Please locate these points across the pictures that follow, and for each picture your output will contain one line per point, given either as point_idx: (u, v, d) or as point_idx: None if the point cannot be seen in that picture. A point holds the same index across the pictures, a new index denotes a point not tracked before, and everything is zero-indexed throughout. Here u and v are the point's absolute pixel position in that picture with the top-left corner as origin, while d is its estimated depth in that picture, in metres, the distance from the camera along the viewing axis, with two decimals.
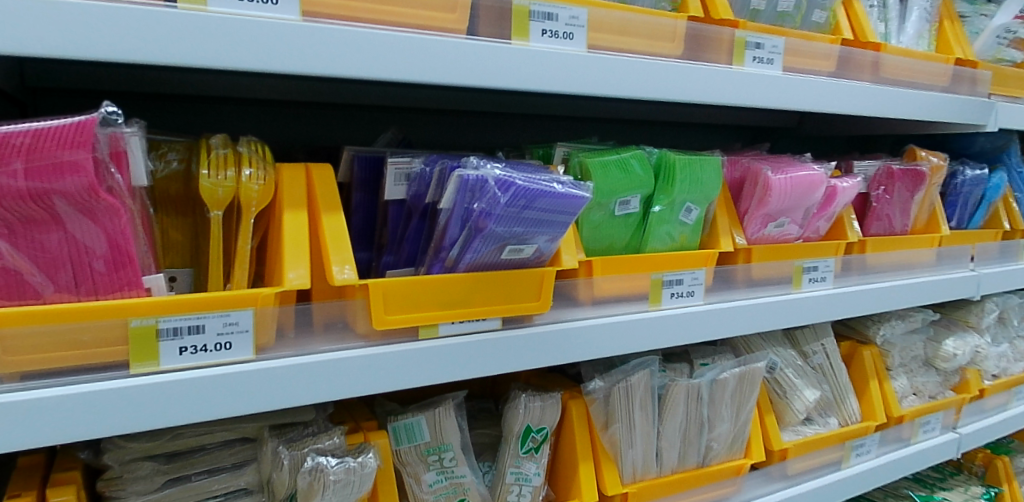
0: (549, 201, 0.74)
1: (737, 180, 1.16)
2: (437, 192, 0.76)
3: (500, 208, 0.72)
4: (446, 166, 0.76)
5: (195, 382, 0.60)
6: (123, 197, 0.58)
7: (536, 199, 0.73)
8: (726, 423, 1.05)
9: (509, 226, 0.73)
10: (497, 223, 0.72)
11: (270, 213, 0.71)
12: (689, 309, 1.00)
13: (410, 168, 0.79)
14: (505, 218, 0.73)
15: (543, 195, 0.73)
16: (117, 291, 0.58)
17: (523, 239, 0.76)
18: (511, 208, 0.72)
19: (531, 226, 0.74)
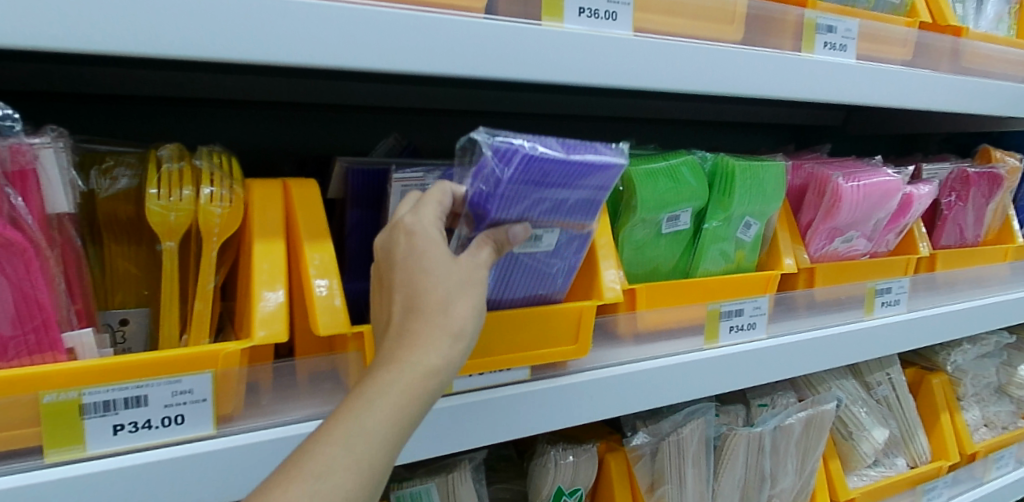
0: (571, 170, 0.54)
1: (798, 189, 1.00)
2: None
3: (504, 184, 0.52)
4: None
5: (133, 472, 0.46)
6: (34, 231, 0.44)
7: (551, 171, 0.54)
8: (790, 477, 0.89)
9: (520, 209, 0.54)
10: (503, 207, 0.53)
11: (239, 241, 0.56)
12: (750, 346, 0.84)
13: (423, 185, 0.64)
14: (513, 196, 0.53)
15: (561, 164, 0.54)
16: (24, 356, 0.44)
17: (541, 224, 0.57)
18: (522, 183, 0.53)
19: (549, 208, 0.56)
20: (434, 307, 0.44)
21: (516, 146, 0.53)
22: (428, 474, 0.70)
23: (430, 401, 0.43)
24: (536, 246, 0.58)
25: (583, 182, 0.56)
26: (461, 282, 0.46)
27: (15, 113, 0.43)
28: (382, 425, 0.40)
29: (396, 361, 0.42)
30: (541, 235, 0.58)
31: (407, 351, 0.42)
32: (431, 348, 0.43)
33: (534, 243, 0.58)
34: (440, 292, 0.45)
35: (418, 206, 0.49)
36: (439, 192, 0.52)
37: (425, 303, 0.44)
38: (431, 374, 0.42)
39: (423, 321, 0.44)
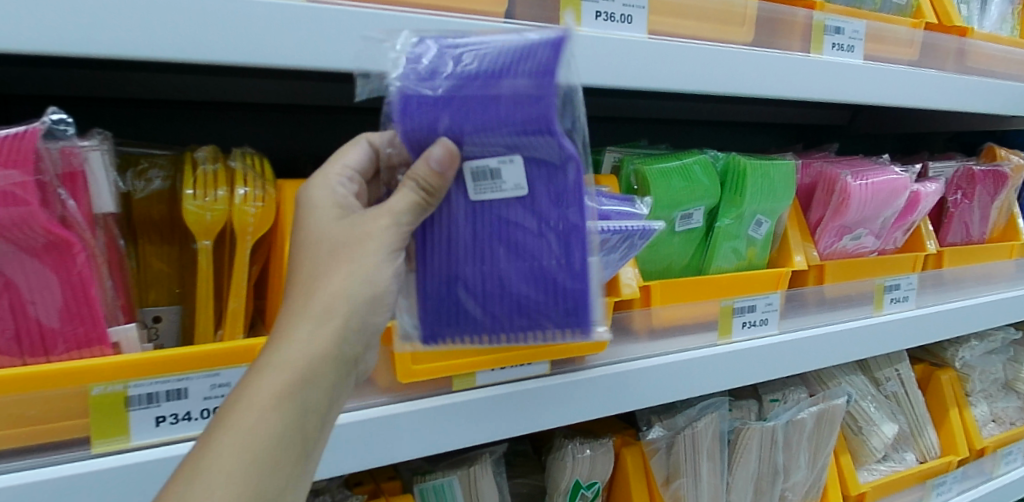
0: (499, 74, 0.47)
1: (808, 187, 1.02)
2: None
3: (407, 87, 0.47)
4: None
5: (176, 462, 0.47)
6: (83, 230, 0.46)
7: (474, 76, 0.47)
8: (802, 470, 0.91)
9: (434, 118, 0.47)
10: (410, 116, 0.47)
11: (271, 240, 0.58)
12: (763, 341, 0.86)
13: None
14: (426, 104, 0.47)
15: (487, 65, 0.47)
16: (73, 350, 0.45)
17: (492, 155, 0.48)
18: (433, 91, 0.47)
19: (478, 119, 0.47)
20: (327, 259, 0.44)
21: (432, 46, 0.48)
22: (450, 466, 0.71)
23: (305, 389, 0.41)
24: (496, 187, 0.49)
25: (515, 82, 0.47)
26: (331, 255, 0.45)
27: (70, 119, 0.44)
28: (256, 433, 0.39)
29: (258, 364, 0.42)
30: (494, 166, 0.48)
31: (302, 308, 0.43)
32: (325, 298, 0.43)
33: (492, 186, 0.49)
34: (335, 243, 0.45)
35: (323, 169, 0.49)
36: (351, 148, 0.51)
37: (288, 300, 0.44)
38: (292, 362, 0.41)
39: (320, 272, 0.44)
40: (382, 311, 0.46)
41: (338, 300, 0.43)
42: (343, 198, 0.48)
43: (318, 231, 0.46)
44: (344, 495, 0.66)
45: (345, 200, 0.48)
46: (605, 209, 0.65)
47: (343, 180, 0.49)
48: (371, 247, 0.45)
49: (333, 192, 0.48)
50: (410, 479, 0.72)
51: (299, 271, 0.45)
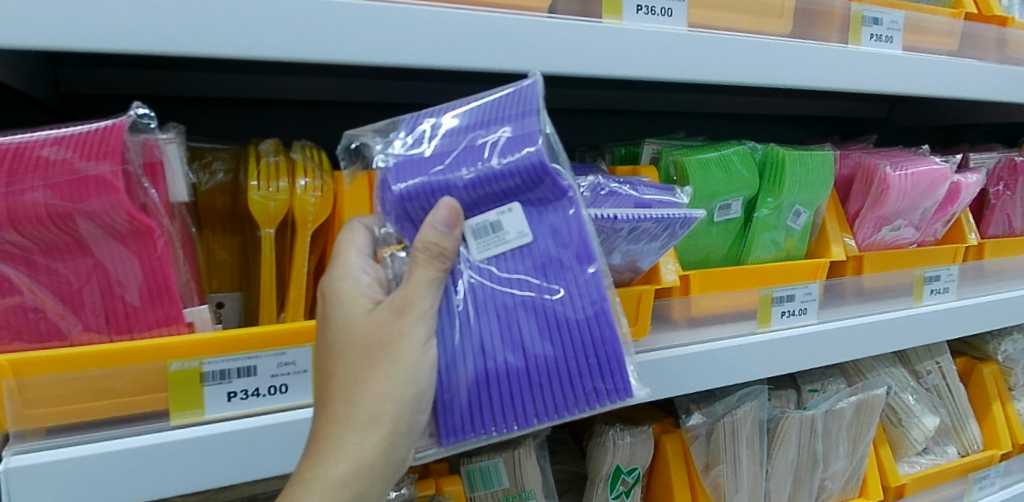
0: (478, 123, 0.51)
1: (846, 178, 1.02)
2: None
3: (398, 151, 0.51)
4: None
5: (247, 436, 0.50)
6: (161, 217, 0.49)
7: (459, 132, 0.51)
8: (842, 460, 0.91)
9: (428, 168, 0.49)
10: (401, 172, 0.49)
11: (328, 229, 0.61)
12: (803, 330, 0.87)
13: None
14: (412, 165, 0.49)
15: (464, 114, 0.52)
16: (155, 327, 0.48)
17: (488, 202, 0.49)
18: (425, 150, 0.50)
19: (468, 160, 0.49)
20: (362, 363, 0.45)
21: (421, 114, 0.53)
22: (495, 449, 0.73)
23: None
24: (499, 240, 0.49)
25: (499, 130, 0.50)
26: (369, 362, 0.45)
27: (152, 112, 0.47)
28: None
29: (305, 472, 0.44)
30: (495, 220, 0.48)
31: (347, 416, 0.45)
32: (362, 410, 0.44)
33: (496, 240, 0.49)
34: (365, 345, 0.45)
35: (340, 258, 0.49)
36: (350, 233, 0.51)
37: (330, 408, 0.45)
38: (336, 485, 0.43)
39: (361, 376, 0.45)
40: (427, 402, 0.47)
41: (379, 403, 0.45)
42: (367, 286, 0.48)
43: (345, 333, 0.46)
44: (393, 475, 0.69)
45: (369, 291, 0.47)
46: (645, 197, 0.66)
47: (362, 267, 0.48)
48: (406, 348, 0.45)
49: (353, 287, 0.47)
50: (456, 462, 0.74)
51: (335, 387, 0.46)
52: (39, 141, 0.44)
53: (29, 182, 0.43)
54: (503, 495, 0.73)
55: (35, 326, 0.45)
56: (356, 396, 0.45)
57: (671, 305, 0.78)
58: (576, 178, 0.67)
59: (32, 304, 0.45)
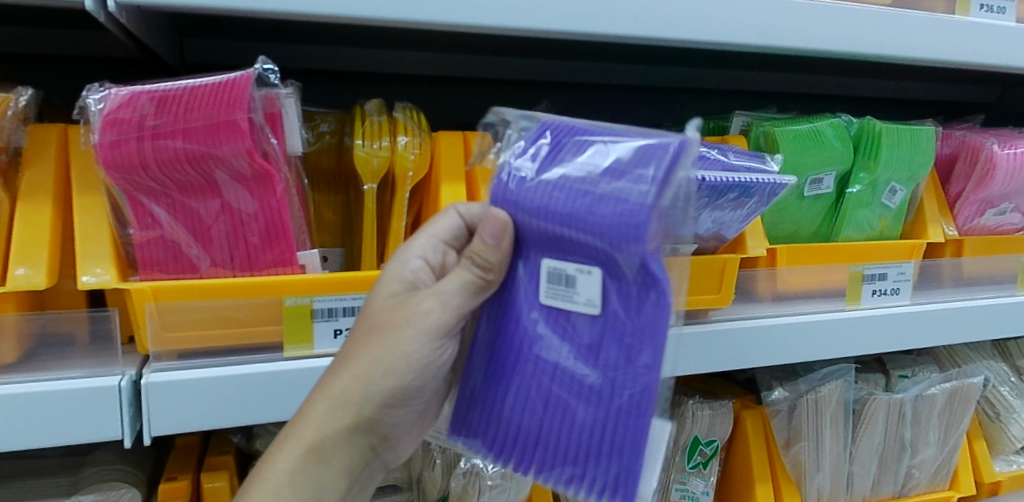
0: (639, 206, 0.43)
1: (948, 158, 0.97)
2: None
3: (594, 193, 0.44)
4: None
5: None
6: (279, 165, 0.52)
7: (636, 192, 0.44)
8: (931, 448, 0.88)
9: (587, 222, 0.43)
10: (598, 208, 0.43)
11: (425, 186, 0.64)
12: (894, 311, 0.84)
13: None
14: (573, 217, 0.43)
15: (632, 169, 0.44)
16: (272, 267, 0.52)
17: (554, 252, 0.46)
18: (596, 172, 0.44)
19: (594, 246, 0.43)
20: (374, 334, 0.47)
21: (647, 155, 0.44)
22: None
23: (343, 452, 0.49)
24: (568, 296, 0.46)
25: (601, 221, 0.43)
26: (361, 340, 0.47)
27: (276, 68, 0.52)
28: None
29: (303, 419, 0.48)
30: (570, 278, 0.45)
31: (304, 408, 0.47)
32: (329, 395, 0.46)
33: (565, 293, 0.46)
34: (374, 323, 0.47)
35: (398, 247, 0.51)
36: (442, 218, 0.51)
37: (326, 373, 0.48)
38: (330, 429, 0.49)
39: (358, 350, 0.47)
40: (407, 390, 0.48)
41: (337, 390, 0.46)
42: (432, 312, 0.46)
43: (378, 313, 0.47)
44: None
45: (406, 273, 0.49)
46: (735, 162, 0.66)
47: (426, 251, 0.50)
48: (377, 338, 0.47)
49: (420, 304, 0.47)
50: None
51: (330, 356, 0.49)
52: (179, 90, 0.48)
53: (167, 125, 0.47)
54: None
55: (172, 259, 0.50)
56: (346, 366, 0.47)
57: (757, 277, 0.77)
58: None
59: (170, 237, 0.49)
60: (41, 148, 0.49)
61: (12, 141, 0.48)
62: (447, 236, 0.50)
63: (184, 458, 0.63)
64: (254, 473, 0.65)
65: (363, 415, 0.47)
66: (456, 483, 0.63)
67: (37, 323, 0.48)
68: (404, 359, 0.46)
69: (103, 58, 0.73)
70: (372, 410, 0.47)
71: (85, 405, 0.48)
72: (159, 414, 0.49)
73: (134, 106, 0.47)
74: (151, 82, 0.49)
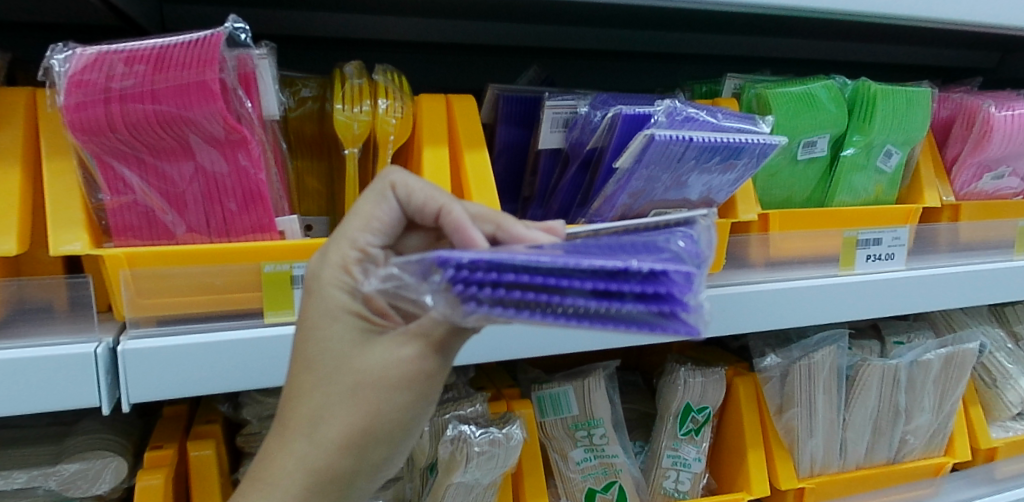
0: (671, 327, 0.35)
1: (945, 121, 0.95)
2: (604, 139, 0.64)
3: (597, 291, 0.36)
4: (619, 111, 0.62)
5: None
6: (254, 128, 0.51)
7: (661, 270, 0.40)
8: (926, 415, 0.88)
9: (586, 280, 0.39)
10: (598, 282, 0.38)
11: (408, 150, 0.63)
12: (890, 276, 0.82)
13: (574, 112, 0.68)
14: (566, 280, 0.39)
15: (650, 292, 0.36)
16: (250, 233, 0.51)
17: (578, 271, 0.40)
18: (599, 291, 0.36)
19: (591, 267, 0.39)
20: (355, 399, 0.39)
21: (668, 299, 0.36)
22: (566, 378, 0.76)
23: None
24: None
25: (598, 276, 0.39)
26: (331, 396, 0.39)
27: (247, 27, 0.50)
28: None
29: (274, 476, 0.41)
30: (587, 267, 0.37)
31: (272, 467, 0.40)
32: (307, 471, 0.40)
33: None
34: (349, 380, 0.39)
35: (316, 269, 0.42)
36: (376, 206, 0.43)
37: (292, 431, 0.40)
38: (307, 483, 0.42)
39: (339, 415, 0.39)
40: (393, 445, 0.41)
41: (317, 465, 0.40)
42: (427, 373, 0.39)
43: (352, 372, 0.39)
44: (470, 393, 0.70)
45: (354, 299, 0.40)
46: (723, 124, 0.65)
47: (366, 240, 0.42)
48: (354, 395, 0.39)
49: (403, 359, 0.39)
50: (529, 388, 0.77)
51: (285, 418, 0.41)
52: (148, 50, 0.46)
53: (135, 86, 0.45)
54: (572, 422, 0.76)
55: (146, 224, 0.49)
56: (320, 434, 0.39)
57: (749, 242, 0.76)
58: (655, 105, 0.66)
59: (143, 203, 0.48)
60: (9, 113, 0.48)
61: None
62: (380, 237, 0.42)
63: (171, 427, 0.63)
64: (242, 442, 0.64)
65: (350, 483, 0.41)
66: (444, 451, 0.63)
67: (14, 289, 0.48)
68: (394, 423, 0.40)
69: (76, 25, 0.71)
70: (359, 478, 0.41)
71: (62, 372, 0.47)
72: (136, 381, 0.49)
73: (101, 66, 0.45)
74: (119, 42, 0.48)
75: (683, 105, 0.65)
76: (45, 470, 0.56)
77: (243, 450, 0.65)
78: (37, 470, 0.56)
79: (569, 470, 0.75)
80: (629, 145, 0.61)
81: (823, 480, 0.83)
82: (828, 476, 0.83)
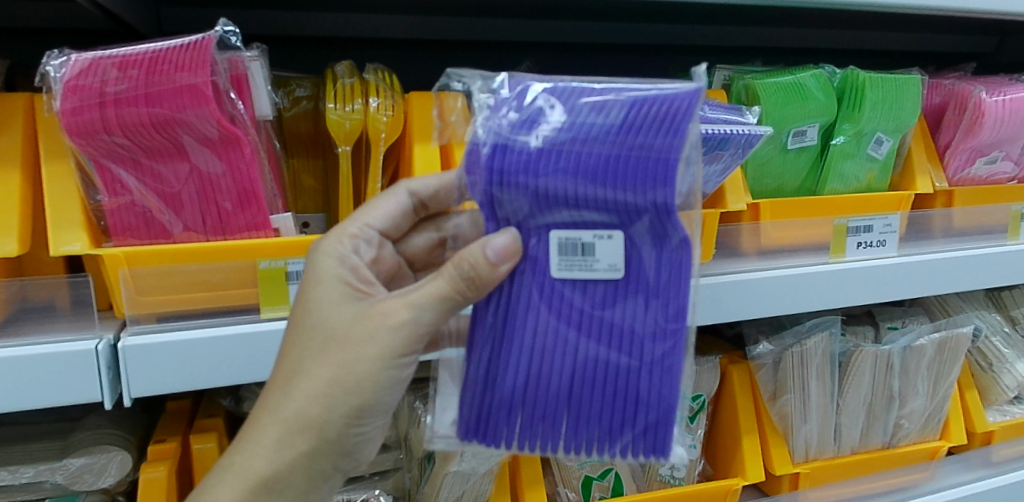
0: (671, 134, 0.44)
1: (937, 107, 0.96)
2: None
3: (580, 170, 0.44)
4: None
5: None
6: (248, 129, 0.52)
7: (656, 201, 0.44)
8: (920, 399, 0.89)
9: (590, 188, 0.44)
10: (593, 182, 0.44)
11: (400, 147, 0.64)
12: (882, 262, 0.83)
13: None
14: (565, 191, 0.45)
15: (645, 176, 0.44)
16: (245, 231, 0.53)
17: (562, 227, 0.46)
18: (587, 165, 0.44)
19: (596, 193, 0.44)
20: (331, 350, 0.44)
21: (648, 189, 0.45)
22: None
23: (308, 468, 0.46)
24: (586, 264, 0.46)
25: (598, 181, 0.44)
26: (311, 348, 0.44)
27: (237, 30, 0.52)
28: None
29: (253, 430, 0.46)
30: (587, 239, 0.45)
31: (259, 419, 0.45)
32: (280, 420, 0.44)
33: (583, 262, 0.46)
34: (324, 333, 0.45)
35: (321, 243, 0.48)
36: (386, 198, 0.52)
37: (273, 381, 0.45)
38: None
39: (308, 366, 0.44)
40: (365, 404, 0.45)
41: (289, 415, 0.44)
42: (396, 327, 0.43)
43: (325, 325, 0.45)
44: None
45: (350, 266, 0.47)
46: (711, 115, 0.66)
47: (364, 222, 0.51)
48: (328, 349, 0.44)
49: (380, 315, 0.44)
50: None
51: (271, 373, 0.46)
52: (141, 55, 0.48)
53: (129, 90, 0.47)
54: None
55: (143, 224, 0.50)
56: (295, 386, 0.44)
57: (739, 231, 0.77)
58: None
59: (140, 202, 0.50)
60: (8, 119, 0.49)
61: None
62: (378, 223, 0.51)
63: (174, 421, 0.65)
64: None
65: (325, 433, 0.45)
66: (441, 440, 0.65)
67: (17, 289, 0.50)
68: (365, 375, 0.44)
69: (73, 30, 0.73)
70: (332, 431, 0.45)
71: (66, 368, 0.49)
72: (138, 376, 0.50)
73: (96, 72, 0.47)
74: (114, 47, 0.49)
75: None
76: (52, 464, 0.58)
77: None
78: (42, 465, 0.58)
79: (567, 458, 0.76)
80: None
81: (818, 465, 0.84)
82: (823, 461, 0.84)
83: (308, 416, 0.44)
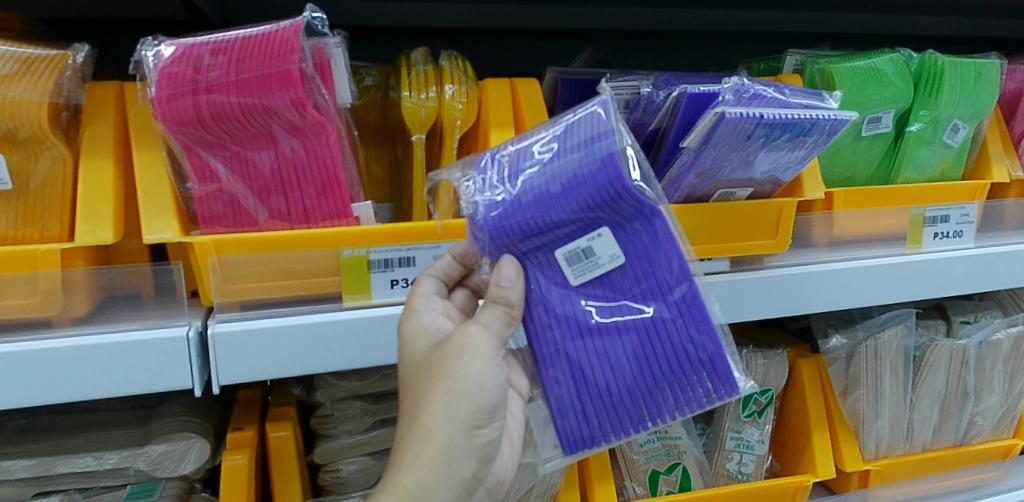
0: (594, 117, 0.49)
1: (1014, 94, 0.91)
2: (671, 118, 0.64)
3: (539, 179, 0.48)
4: (684, 91, 0.62)
5: None
6: (331, 115, 0.52)
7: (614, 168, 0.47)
8: (995, 395, 0.85)
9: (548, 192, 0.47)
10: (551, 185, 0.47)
11: (473, 135, 0.64)
12: (960, 253, 0.80)
13: (636, 94, 0.69)
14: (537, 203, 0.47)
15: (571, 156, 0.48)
16: (328, 219, 0.52)
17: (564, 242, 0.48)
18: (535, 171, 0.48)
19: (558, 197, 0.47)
20: (425, 382, 0.46)
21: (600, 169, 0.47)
22: None
23: None
24: (593, 265, 0.49)
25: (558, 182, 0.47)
26: (427, 374, 0.46)
27: (324, 16, 0.51)
28: None
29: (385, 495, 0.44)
30: (587, 248, 0.48)
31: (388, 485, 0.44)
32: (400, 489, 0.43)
33: (589, 264, 0.48)
34: (411, 372, 0.47)
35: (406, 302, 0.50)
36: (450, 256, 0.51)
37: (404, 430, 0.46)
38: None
39: (422, 401, 0.45)
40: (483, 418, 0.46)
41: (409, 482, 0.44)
42: (484, 340, 0.46)
43: (449, 372, 0.45)
44: None
45: (438, 325, 0.49)
46: (792, 100, 0.64)
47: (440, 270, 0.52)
48: (441, 387, 0.45)
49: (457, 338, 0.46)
50: None
51: (404, 434, 0.46)
52: (231, 41, 0.48)
53: (220, 78, 0.47)
54: None
55: (230, 211, 0.50)
56: (412, 434, 0.45)
57: (813, 221, 0.75)
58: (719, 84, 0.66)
59: (228, 190, 0.50)
60: (101, 107, 0.52)
61: (72, 98, 0.50)
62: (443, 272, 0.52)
63: (248, 411, 0.65)
64: (317, 424, 0.66)
65: (451, 447, 0.45)
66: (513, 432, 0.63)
67: (105, 277, 0.50)
68: (472, 401, 0.45)
69: (144, 20, 0.74)
70: (460, 437, 0.45)
71: (155, 354, 0.49)
72: (225, 363, 0.50)
73: (189, 60, 0.47)
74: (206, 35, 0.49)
75: (749, 82, 0.64)
76: (135, 451, 0.59)
77: (318, 431, 0.67)
78: (126, 452, 0.59)
79: (633, 451, 0.75)
80: (696, 124, 0.60)
81: (888, 462, 0.82)
82: (894, 459, 0.82)
83: (420, 449, 0.44)
